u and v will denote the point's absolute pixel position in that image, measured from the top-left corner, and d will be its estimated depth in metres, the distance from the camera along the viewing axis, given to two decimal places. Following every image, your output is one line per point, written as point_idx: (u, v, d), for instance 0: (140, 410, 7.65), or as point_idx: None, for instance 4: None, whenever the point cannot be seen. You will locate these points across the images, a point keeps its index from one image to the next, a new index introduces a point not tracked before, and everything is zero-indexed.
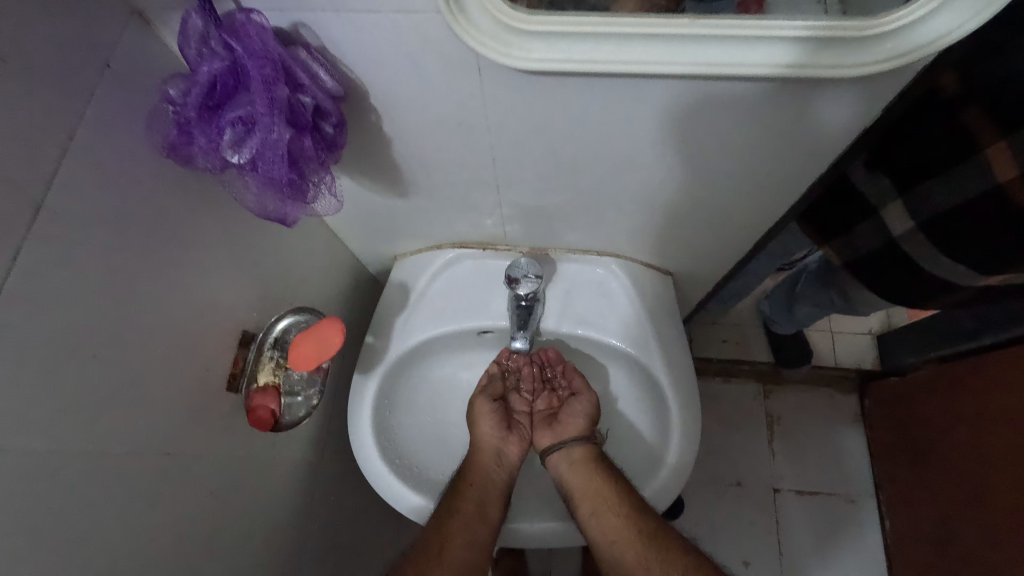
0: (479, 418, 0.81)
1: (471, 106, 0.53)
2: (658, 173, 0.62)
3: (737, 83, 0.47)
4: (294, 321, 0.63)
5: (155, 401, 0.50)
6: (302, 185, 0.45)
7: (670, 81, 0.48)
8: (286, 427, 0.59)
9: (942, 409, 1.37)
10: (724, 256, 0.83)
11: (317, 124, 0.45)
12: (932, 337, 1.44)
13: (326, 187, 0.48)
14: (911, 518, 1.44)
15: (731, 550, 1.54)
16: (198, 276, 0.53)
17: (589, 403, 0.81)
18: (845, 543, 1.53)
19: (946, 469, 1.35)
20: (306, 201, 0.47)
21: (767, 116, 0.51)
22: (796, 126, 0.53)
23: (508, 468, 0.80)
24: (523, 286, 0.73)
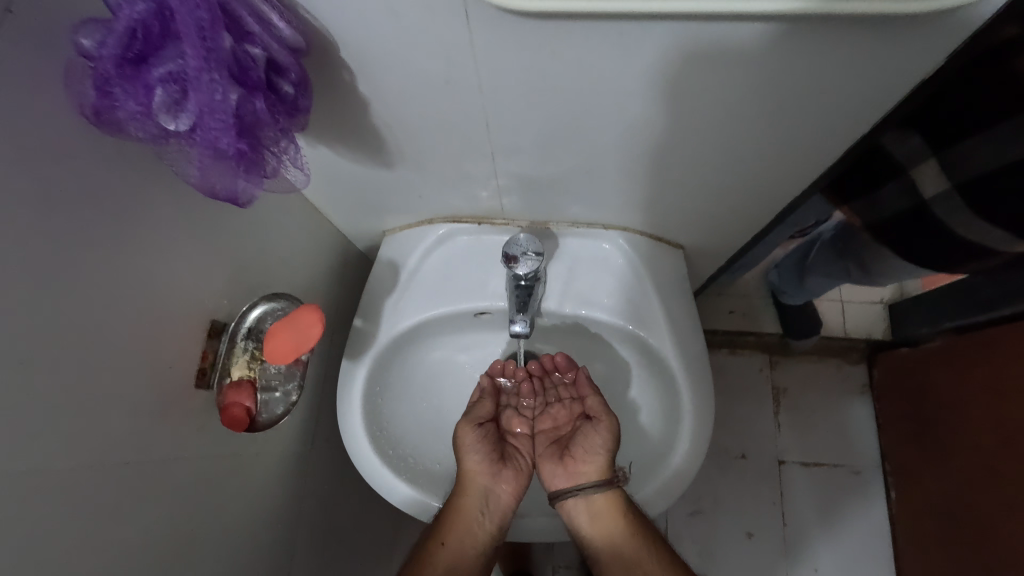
0: (465, 447, 0.75)
1: (459, 62, 0.46)
2: (674, 137, 0.55)
3: (779, 27, 0.39)
4: (270, 308, 0.58)
5: (112, 404, 0.44)
6: (258, 156, 0.38)
7: (696, 28, 0.40)
8: (260, 428, 0.54)
9: (950, 377, 1.34)
10: (741, 227, 0.76)
11: (272, 82, 0.38)
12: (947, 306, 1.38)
13: (287, 159, 0.41)
14: (917, 486, 1.43)
15: (735, 521, 1.53)
16: (153, 263, 0.47)
17: (608, 432, 0.73)
18: (849, 514, 1.52)
19: (954, 438, 1.32)
20: (264, 175, 0.40)
21: (806, 69, 0.44)
22: (838, 82, 0.46)
23: (496, 507, 0.74)
24: (523, 265, 0.66)
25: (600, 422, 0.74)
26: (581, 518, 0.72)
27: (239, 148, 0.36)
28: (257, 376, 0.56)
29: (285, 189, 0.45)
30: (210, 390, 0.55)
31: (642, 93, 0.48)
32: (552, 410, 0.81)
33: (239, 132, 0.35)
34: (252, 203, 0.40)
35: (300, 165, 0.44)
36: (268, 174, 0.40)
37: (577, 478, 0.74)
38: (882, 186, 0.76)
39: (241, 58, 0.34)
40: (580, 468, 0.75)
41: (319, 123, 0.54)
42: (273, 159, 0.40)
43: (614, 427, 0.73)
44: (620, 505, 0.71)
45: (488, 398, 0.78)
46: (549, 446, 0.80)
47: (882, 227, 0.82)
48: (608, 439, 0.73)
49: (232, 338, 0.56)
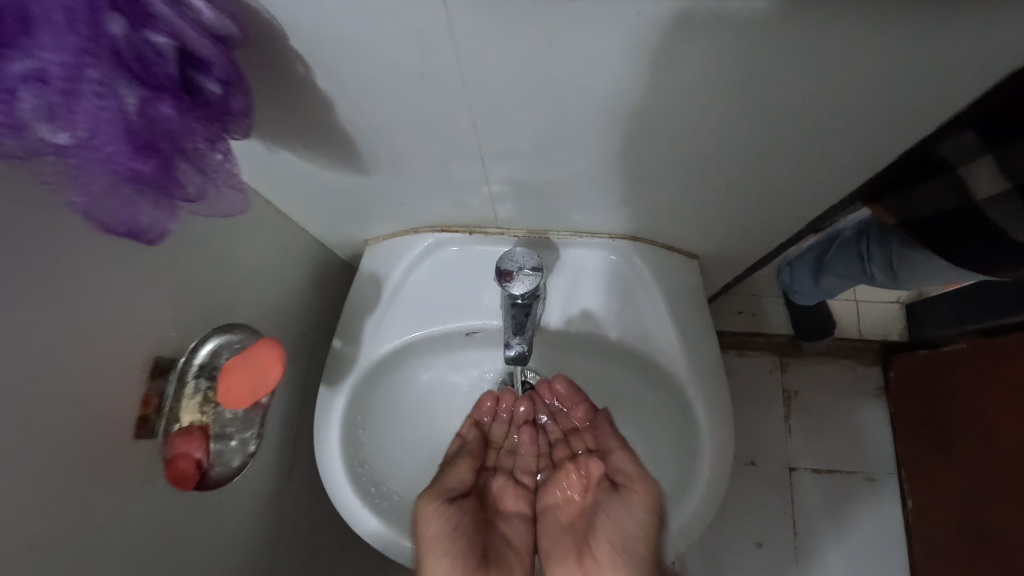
0: (429, 550, 0.61)
1: (442, 50, 0.37)
2: (699, 136, 0.47)
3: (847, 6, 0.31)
4: (226, 342, 0.51)
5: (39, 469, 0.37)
6: (177, 173, 0.31)
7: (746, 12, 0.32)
8: (210, 485, 0.48)
9: (981, 386, 1.17)
10: (765, 234, 0.68)
11: (192, 79, 0.29)
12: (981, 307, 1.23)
13: (216, 180, 0.34)
14: (935, 502, 1.29)
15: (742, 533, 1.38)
16: (78, 296, 0.39)
17: (644, 505, 0.63)
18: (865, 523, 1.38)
19: (989, 455, 1.15)
20: (188, 196, 0.32)
21: (877, 55, 0.35)
22: (905, 75, 0.38)
23: None
24: (518, 283, 0.58)
25: (628, 473, 0.65)
26: None
27: (139, 169, 0.29)
28: (210, 422, 0.48)
29: (222, 214, 0.37)
30: (154, 438, 0.47)
31: (667, 85, 0.40)
32: (554, 473, 0.73)
33: (137, 148, 0.28)
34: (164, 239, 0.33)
35: (239, 185, 0.36)
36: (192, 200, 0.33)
37: (598, 533, 0.65)
38: (923, 198, 0.66)
39: (142, 49, 0.26)
40: (597, 531, 0.65)
41: (278, 122, 0.46)
42: (197, 181, 0.32)
43: (651, 497, 0.63)
44: None
45: (467, 462, 0.69)
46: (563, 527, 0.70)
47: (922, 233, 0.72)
48: (642, 519, 0.63)
49: (181, 376, 0.48)
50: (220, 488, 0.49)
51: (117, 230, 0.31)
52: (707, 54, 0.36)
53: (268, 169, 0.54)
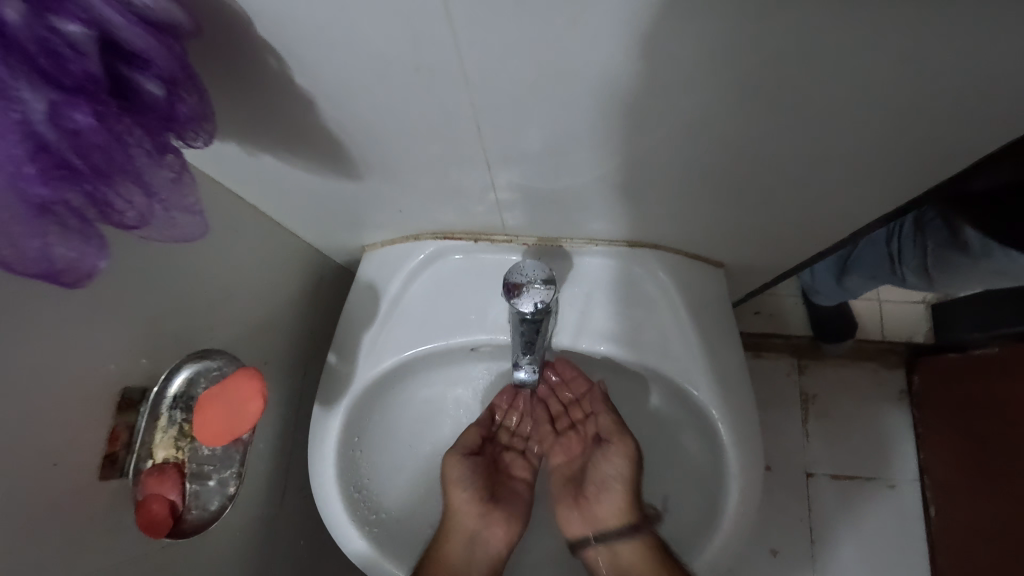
0: (453, 483, 0.64)
1: (436, 39, 0.31)
2: (736, 140, 0.41)
3: (909, 15, 0.27)
4: (202, 370, 0.45)
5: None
6: (98, 193, 0.25)
7: (791, 19, 0.28)
8: (187, 531, 0.43)
9: (1003, 397, 1.00)
10: (796, 243, 0.62)
11: (121, 78, 0.24)
12: (1004, 308, 1.04)
13: (162, 203, 0.29)
14: (969, 544, 1.06)
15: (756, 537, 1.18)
16: (35, 325, 0.35)
17: (626, 458, 0.63)
18: (858, 542, 1.17)
19: (1008, 478, 0.98)
20: (119, 224, 0.27)
21: (961, 52, 0.30)
22: (972, 89, 0.33)
23: (494, 542, 0.64)
24: (528, 298, 0.52)
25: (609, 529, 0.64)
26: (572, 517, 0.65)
27: (55, 196, 0.24)
28: (185, 459, 0.44)
29: (178, 239, 0.32)
30: (126, 476, 0.42)
31: (706, 84, 0.34)
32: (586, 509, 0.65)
33: (50, 169, 0.23)
34: (93, 280, 0.27)
35: (193, 208, 0.31)
36: (129, 227, 0.28)
37: (598, 522, 0.64)
38: (984, 194, 0.57)
39: (51, 42, 0.21)
40: (600, 509, 0.64)
41: (255, 120, 0.40)
42: (136, 203, 0.27)
43: (635, 447, 0.63)
44: (648, 546, 0.61)
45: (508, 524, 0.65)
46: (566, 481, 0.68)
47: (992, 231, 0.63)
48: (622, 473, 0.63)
49: (153, 409, 0.43)
50: (195, 534, 0.43)
51: (31, 271, 0.24)
52: (749, 65, 0.32)
53: (248, 172, 0.49)
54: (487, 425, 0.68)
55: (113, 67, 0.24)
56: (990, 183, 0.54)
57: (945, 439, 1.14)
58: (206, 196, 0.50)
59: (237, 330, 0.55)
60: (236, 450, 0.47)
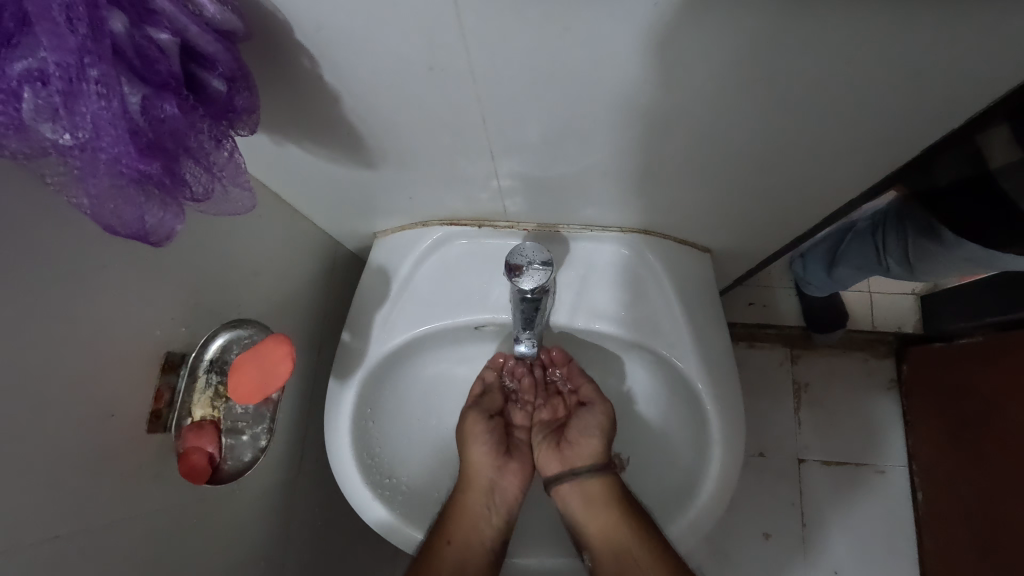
0: (472, 436, 0.68)
1: (450, 42, 0.36)
2: (712, 132, 0.46)
3: (845, 22, 0.33)
4: (235, 337, 0.51)
5: (63, 457, 0.39)
6: (176, 170, 0.30)
7: (747, 26, 0.34)
8: (224, 479, 0.48)
9: (987, 381, 1.05)
10: (777, 229, 0.67)
11: (194, 75, 0.30)
12: (988, 297, 1.08)
13: (221, 181, 0.34)
14: (953, 522, 1.10)
15: (750, 521, 1.22)
16: (97, 291, 0.41)
17: (604, 416, 0.68)
18: (849, 524, 1.21)
19: (991, 458, 1.03)
20: (191, 198, 0.32)
21: (893, 53, 0.35)
22: (910, 84, 0.38)
23: (502, 499, 0.68)
24: (528, 277, 0.57)
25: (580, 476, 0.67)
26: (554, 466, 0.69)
27: (146, 171, 0.29)
28: (221, 416, 0.49)
29: (232, 213, 0.37)
30: (169, 431, 0.47)
31: (682, 82, 0.40)
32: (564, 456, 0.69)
33: (143, 149, 0.28)
34: (171, 241, 0.33)
35: (245, 184, 0.36)
36: (198, 200, 0.33)
37: (574, 462, 0.68)
38: (944, 181, 0.62)
39: (144, 47, 0.26)
40: (574, 452, 0.68)
41: (284, 114, 0.45)
42: (201, 179, 0.32)
43: (610, 410, 0.68)
44: (616, 490, 0.65)
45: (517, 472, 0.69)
46: (549, 436, 0.73)
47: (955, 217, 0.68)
48: (598, 428, 0.67)
49: (192, 372, 0.48)
50: (231, 481, 0.49)
51: (124, 230, 0.30)
52: (717, 64, 0.37)
53: (275, 162, 0.54)
54: (496, 388, 0.73)
55: (188, 69, 0.29)
56: (951, 171, 0.59)
57: (930, 423, 1.19)
58: None
59: (260, 307, 0.60)
60: (266, 409, 0.52)
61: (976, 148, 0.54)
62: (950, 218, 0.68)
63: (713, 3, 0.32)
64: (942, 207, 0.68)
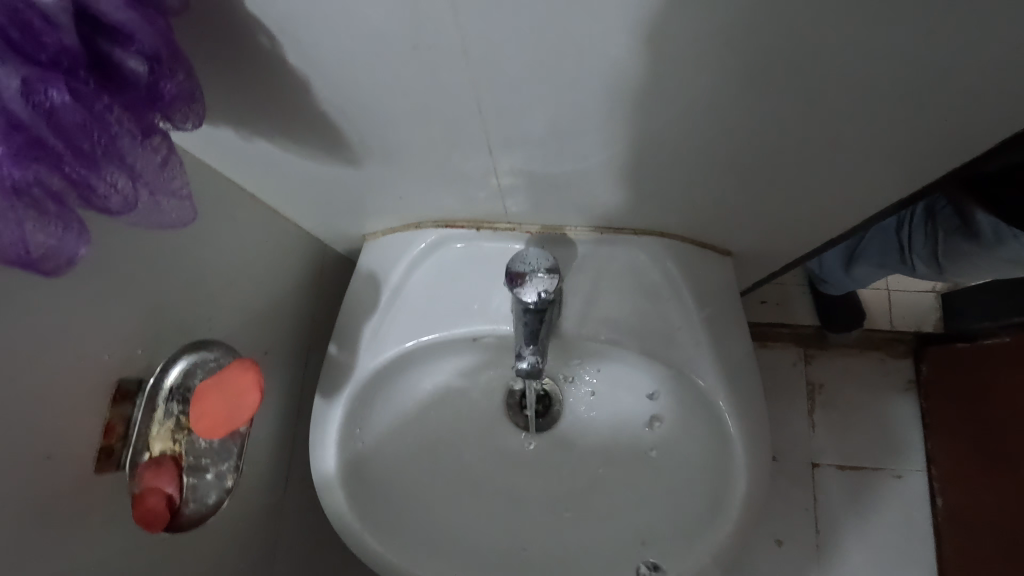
0: None
1: (437, 16, 0.30)
2: (743, 123, 0.40)
3: None
4: (199, 360, 0.45)
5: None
6: (75, 173, 0.24)
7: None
8: (185, 525, 0.43)
9: None
10: (805, 230, 0.60)
11: (101, 52, 0.24)
12: (1017, 296, 1.02)
13: (146, 188, 0.28)
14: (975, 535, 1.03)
15: (761, 526, 1.15)
16: (36, 311, 0.35)
17: None
18: (867, 533, 1.14)
19: None
20: (100, 208, 0.26)
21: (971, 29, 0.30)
22: (989, 69, 0.33)
23: None
24: (531, 287, 0.51)
25: None
26: None
27: (27, 178, 0.23)
28: (183, 451, 0.43)
29: (168, 227, 0.31)
30: (121, 469, 0.42)
31: (719, 61, 0.33)
32: None
33: (22, 144, 0.22)
34: (72, 268, 0.27)
35: (181, 195, 0.30)
36: (114, 212, 0.27)
37: None
38: (991, 171, 0.55)
39: (22, 13, 0.21)
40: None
41: (249, 103, 0.39)
42: (119, 187, 0.26)
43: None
44: None
45: None
46: None
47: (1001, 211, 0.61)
48: None
49: (150, 400, 0.43)
50: (191, 528, 0.43)
51: (5, 257, 0.24)
52: (759, 42, 0.31)
53: (242, 158, 0.48)
54: None
55: (93, 42, 0.23)
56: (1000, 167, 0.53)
57: (952, 427, 1.11)
58: (206, 182, 0.49)
59: (235, 318, 0.54)
60: (234, 443, 0.46)
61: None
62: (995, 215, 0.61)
63: None
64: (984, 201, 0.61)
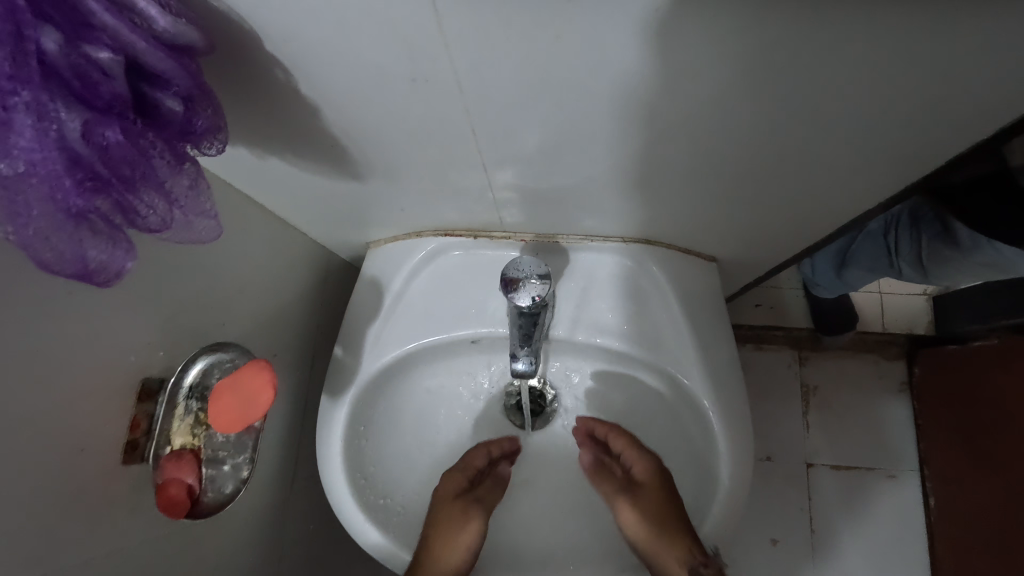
0: (454, 528, 0.62)
1: (432, 53, 0.34)
2: (715, 142, 0.44)
3: (857, 34, 0.30)
4: (216, 361, 0.50)
5: (35, 494, 0.37)
6: (123, 200, 0.28)
7: (753, 38, 0.31)
8: (203, 512, 0.46)
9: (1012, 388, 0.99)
10: (786, 237, 0.64)
11: (145, 96, 0.28)
12: (1004, 298, 1.04)
13: (182, 210, 0.32)
14: (964, 532, 1.06)
15: (757, 526, 1.18)
16: (68, 319, 0.39)
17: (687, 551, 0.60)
18: (861, 532, 1.17)
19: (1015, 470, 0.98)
20: (142, 228, 0.30)
21: (907, 65, 0.33)
22: (931, 96, 0.36)
23: (462, 544, 0.62)
24: (525, 293, 0.54)
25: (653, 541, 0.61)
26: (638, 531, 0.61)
27: (86, 207, 0.27)
28: (201, 445, 0.47)
29: (196, 242, 0.35)
30: (145, 461, 0.45)
31: (690, 91, 0.37)
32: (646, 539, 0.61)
33: (81, 180, 0.26)
34: (121, 279, 0.30)
35: (209, 213, 0.34)
36: (154, 231, 0.31)
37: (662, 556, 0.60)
38: (961, 181, 0.57)
39: (83, 68, 0.24)
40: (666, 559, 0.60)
41: (263, 126, 0.42)
42: (157, 209, 0.30)
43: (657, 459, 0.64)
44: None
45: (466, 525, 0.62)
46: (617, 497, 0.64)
47: (975, 217, 0.64)
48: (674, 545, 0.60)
49: (170, 398, 0.47)
50: (209, 515, 0.46)
51: (67, 272, 0.28)
52: (719, 74, 0.35)
53: (255, 174, 0.51)
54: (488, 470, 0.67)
55: (137, 86, 0.27)
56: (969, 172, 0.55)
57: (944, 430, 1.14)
58: (219, 197, 0.52)
59: (246, 324, 0.58)
60: (248, 437, 0.51)
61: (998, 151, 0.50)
62: (973, 220, 0.64)
63: (716, 15, 0.29)
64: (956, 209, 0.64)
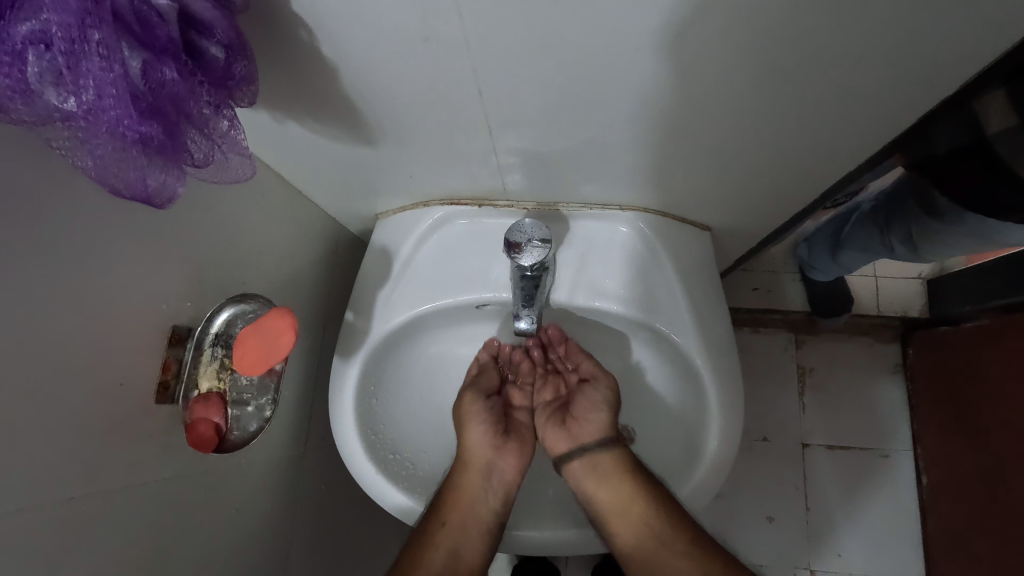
0: (469, 418, 0.68)
1: (439, 17, 0.37)
2: (702, 108, 0.47)
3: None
4: (240, 311, 0.53)
5: (84, 421, 0.41)
6: (174, 133, 0.33)
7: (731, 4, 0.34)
8: (229, 448, 0.51)
9: (995, 362, 1.01)
10: (775, 206, 0.67)
11: (193, 43, 0.31)
12: (995, 278, 1.05)
13: (222, 148, 0.36)
14: (952, 505, 1.10)
15: (753, 503, 1.22)
16: (111, 266, 0.42)
17: (609, 389, 0.68)
18: (854, 508, 1.20)
19: (994, 443, 1.00)
20: (190, 160, 0.35)
21: (873, 29, 0.36)
22: (897, 60, 0.39)
23: (501, 482, 0.67)
24: (528, 255, 0.57)
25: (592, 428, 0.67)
26: (589, 480, 0.65)
27: (147, 133, 0.31)
28: (226, 388, 0.51)
29: (234, 179, 0.40)
30: (175, 403, 0.49)
31: (676, 57, 0.40)
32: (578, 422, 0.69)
33: (143, 111, 0.30)
34: (173, 202, 0.35)
35: (246, 152, 0.39)
36: (200, 164, 0.36)
37: (582, 439, 0.68)
38: (941, 151, 0.60)
39: (144, 12, 0.28)
40: (582, 428, 0.68)
41: (284, 90, 0.46)
42: (201, 146, 0.35)
43: (614, 383, 0.68)
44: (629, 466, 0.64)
45: (479, 423, 0.68)
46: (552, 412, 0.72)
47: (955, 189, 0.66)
48: (603, 426, 0.67)
49: (198, 345, 0.50)
50: (234, 450, 0.50)
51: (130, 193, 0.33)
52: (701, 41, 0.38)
53: (272, 140, 0.55)
54: (492, 368, 0.72)
55: (187, 34, 0.31)
56: (948, 139, 0.58)
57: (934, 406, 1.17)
58: None
59: (265, 286, 0.62)
60: (270, 380, 0.55)
61: (971, 113, 0.53)
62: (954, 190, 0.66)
63: None
64: (936, 180, 0.67)
